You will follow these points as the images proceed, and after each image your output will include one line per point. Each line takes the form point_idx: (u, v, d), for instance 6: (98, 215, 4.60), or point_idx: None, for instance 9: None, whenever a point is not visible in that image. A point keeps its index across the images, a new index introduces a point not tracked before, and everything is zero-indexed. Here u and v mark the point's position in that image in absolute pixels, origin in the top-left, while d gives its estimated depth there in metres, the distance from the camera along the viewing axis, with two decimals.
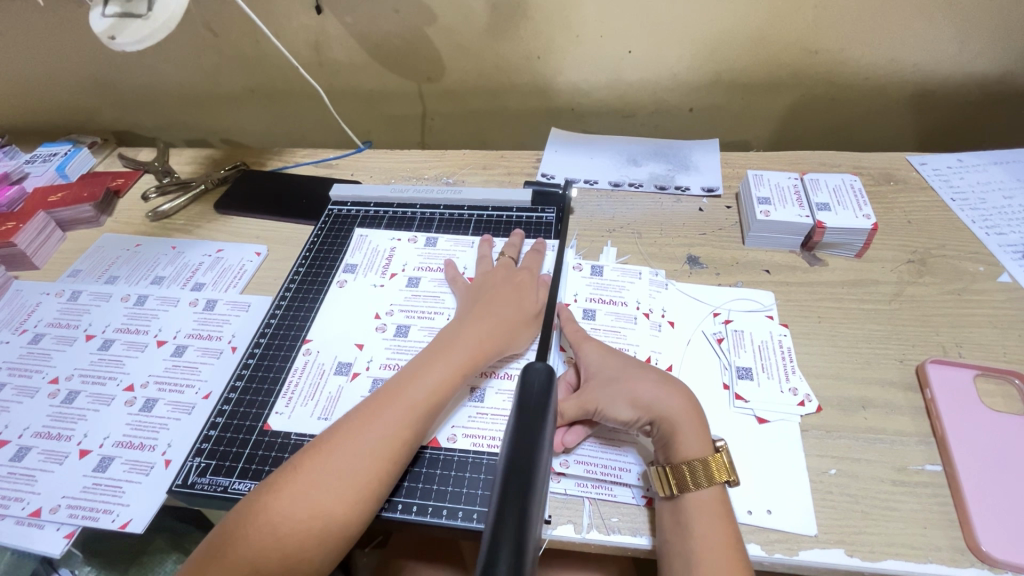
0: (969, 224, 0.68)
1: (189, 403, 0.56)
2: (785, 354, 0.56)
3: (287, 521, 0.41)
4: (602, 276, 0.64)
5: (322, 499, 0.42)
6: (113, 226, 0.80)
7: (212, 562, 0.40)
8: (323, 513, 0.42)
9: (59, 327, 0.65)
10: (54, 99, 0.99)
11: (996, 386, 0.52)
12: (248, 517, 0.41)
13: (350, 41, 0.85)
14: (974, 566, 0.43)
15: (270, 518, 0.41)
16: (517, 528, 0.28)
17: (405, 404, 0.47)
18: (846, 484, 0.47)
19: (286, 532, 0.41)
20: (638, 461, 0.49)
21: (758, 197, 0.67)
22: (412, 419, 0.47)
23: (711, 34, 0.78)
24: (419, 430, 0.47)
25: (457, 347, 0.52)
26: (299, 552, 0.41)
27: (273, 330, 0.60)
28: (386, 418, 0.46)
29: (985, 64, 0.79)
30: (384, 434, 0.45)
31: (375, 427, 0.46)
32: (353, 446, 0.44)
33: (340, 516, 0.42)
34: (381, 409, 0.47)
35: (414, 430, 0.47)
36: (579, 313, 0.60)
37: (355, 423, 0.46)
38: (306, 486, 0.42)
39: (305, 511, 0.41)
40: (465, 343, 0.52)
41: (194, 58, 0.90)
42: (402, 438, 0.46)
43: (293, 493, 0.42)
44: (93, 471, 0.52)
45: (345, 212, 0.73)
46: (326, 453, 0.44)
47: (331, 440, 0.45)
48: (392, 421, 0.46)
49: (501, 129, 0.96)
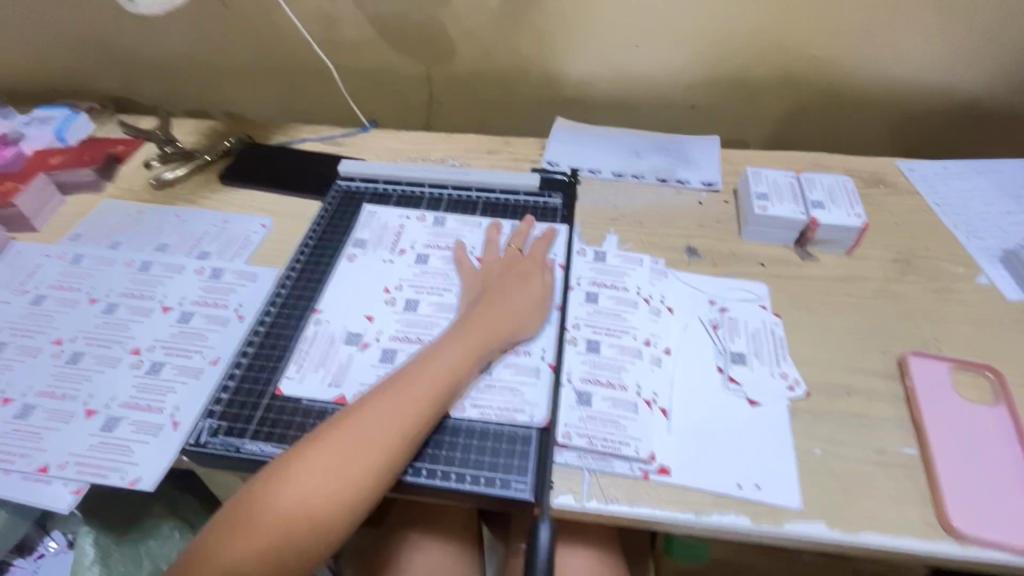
0: (951, 228, 0.72)
1: (197, 367, 0.57)
2: (777, 342, 0.59)
3: (318, 493, 0.43)
4: (604, 262, 0.66)
5: (350, 473, 0.44)
6: (114, 192, 0.79)
7: (240, 527, 0.41)
8: (352, 484, 0.44)
9: (61, 289, 0.65)
10: (51, 59, 0.97)
11: (970, 378, 0.56)
12: (275, 485, 0.43)
13: (360, 19, 0.85)
14: (944, 540, 0.46)
15: (301, 490, 0.43)
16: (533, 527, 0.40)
17: (427, 381, 0.49)
18: (829, 463, 0.50)
19: (317, 503, 0.43)
20: (638, 436, 0.51)
21: (757, 192, 0.70)
22: (437, 398, 0.49)
23: (714, 33, 0.81)
24: (438, 407, 0.49)
25: (474, 330, 0.53)
26: (328, 522, 0.43)
27: (283, 300, 0.61)
28: (410, 394, 0.48)
29: (974, 77, 0.83)
30: (414, 412, 0.47)
31: (405, 406, 0.47)
32: (377, 422, 0.46)
33: (365, 486, 0.44)
34: (409, 387, 0.49)
35: (436, 408, 0.49)
36: (582, 295, 0.62)
37: (378, 400, 0.47)
38: (335, 461, 0.44)
39: (336, 485, 0.43)
40: (481, 327, 0.54)
41: (200, 26, 0.90)
42: (423, 416, 0.48)
43: (322, 464, 0.44)
44: (99, 430, 0.52)
45: (353, 189, 0.74)
46: (351, 427, 0.46)
47: (356, 413, 0.47)
48: (415, 397, 0.48)
49: (506, 118, 0.97)
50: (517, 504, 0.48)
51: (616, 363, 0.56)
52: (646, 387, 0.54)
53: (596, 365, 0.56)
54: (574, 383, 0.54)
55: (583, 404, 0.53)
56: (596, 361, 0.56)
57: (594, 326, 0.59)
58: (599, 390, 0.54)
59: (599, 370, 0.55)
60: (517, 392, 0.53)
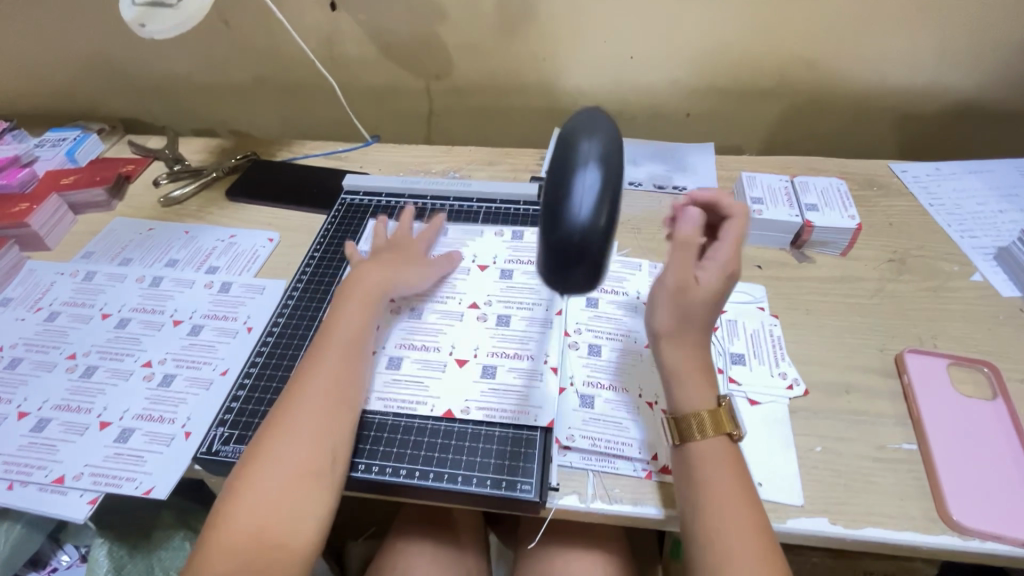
0: (945, 227, 0.73)
1: (207, 378, 0.58)
2: (776, 343, 0.60)
3: (252, 488, 0.44)
4: None
5: (273, 458, 0.45)
6: (124, 210, 0.81)
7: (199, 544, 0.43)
8: (279, 467, 0.45)
9: (74, 306, 0.67)
10: (62, 83, 1.00)
11: (967, 374, 0.57)
12: (221, 497, 0.45)
13: (362, 38, 0.88)
14: (946, 534, 0.46)
15: (239, 491, 0.44)
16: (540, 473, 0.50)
17: (327, 362, 0.52)
18: (830, 460, 0.51)
19: (254, 496, 0.44)
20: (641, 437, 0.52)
21: (752, 197, 0.71)
22: (343, 364, 0.52)
23: (707, 43, 0.83)
24: (342, 377, 0.51)
25: (355, 306, 0.56)
26: (274, 509, 0.43)
27: (291, 311, 0.63)
28: (314, 377, 0.51)
29: (962, 80, 0.85)
30: (320, 380, 0.50)
31: (315, 378, 0.50)
32: (289, 408, 0.48)
33: (293, 465, 0.45)
34: (309, 363, 0.52)
35: (337, 376, 0.51)
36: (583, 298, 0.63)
37: (288, 392, 0.50)
38: (257, 453, 0.46)
39: (262, 469, 0.45)
40: (354, 302, 0.56)
41: (207, 49, 0.93)
42: (328, 389, 0.50)
43: (247, 461, 0.46)
44: (113, 441, 0.54)
45: (358, 202, 0.76)
46: (269, 422, 0.48)
47: (274, 411, 0.49)
48: (315, 375, 0.51)
49: (505, 130, 0.99)
50: (522, 504, 0.49)
51: (616, 367, 0.57)
52: (647, 390, 0.55)
53: (599, 368, 0.57)
54: (578, 387, 0.55)
55: (587, 406, 0.54)
56: (599, 364, 0.57)
57: (594, 327, 0.60)
58: (602, 394, 0.55)
59: (600, 374, 0.57)
60: (522, 395, 0.54)
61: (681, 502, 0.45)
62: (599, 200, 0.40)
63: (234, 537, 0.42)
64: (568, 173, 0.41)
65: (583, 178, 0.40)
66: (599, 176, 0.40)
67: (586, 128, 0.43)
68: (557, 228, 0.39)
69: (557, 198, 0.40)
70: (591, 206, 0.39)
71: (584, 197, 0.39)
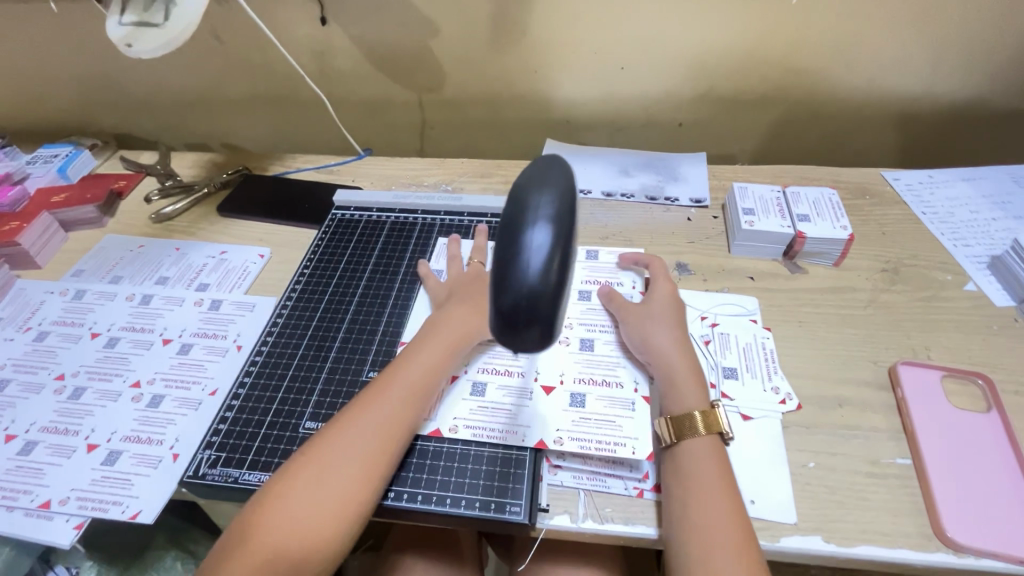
0: (938, 236, 0.73)
1: (196, 399, 0.58)
2: (768, 356, 0.60)
3: (307, 506, 0.43)
4: (596, 262, 0.69)
5: (333, 481, 0.45)
6: (116, 227, 0.81)
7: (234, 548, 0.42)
8: (338, 494, 0.44)
9: (63, 325, 0.67)
10: (55, 99, 1.00)
11: (961, 386, 0.57)
12: (266, 504, 0.44)
13: (353, 52, 0.88)
14: (941, 551, 0.46)
15: (290, 505, 0.43)
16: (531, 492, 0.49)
17: (404, 387, 0.51)
18: (823, 476, 0.50)
19: (305, 516, 0.43)
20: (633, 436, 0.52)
21: (743, 208, 0.71)
22: (418, 401, 0.51)
23: (698, 53, 0.83)
24: (417, 411, 0.50)
25: (442, 331, 0.56)
26: (320, 534, 0.43)
27: (280, 329, 0.62)
28: (389, 403, 0.50)
29: (953, 87, 0.85)
30: (391, 413, 0.49)
31: (389, 407, 0.49)
32: (358, 430, 0.48)
33: (353, 496, 0.44)
34: (382, 390, 0.50)
35: (415, 409, 0.50)
36: (576, 294, 0.65)
37: (357, 408, 0.49)
38: (318, 470, 0.45)
39: (318, 489, 0.44)
40: (448, 327, 0.56)
41: (198, 64, 0.93)
42: (401, 419, 0.49)
43: (305, 476, 0.45)
44: (101, 464, 0.53)
45: (348, 217, 0.76)
46: (333, 437, 0.47)
47: (338, 424, 0.48)
48: (393, 401, 0.50)
49: (498, 141, 0.99)
50: (511, 526, 0.48)
51: (610, 361, 0.58)
52: (641, 383, 0.56)
53: (588, 365, 0.57)
54: (567, 385, 0.56)
55: (577, 405, 0.54)
56: (587, 363, 0.58)
57: (585, 325, 0.61)
58: (592, 389, 0.55)
59: (591, 369, 0.57)
60: (513, 412, 0.54)
61: (671, 492, 0.47)
62: (552, 251, 0.32)
63: (274, 554, 0.41)
64: (519, 219, 0.33)
65: (536, 227, 0.33)
66: (552, 231, 0.32)
67: (542, 177, 0.35)
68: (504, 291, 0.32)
69: (505, 249, 0.33)
70: (543, 260, 0.32)
71: (537, 249, 0.32)
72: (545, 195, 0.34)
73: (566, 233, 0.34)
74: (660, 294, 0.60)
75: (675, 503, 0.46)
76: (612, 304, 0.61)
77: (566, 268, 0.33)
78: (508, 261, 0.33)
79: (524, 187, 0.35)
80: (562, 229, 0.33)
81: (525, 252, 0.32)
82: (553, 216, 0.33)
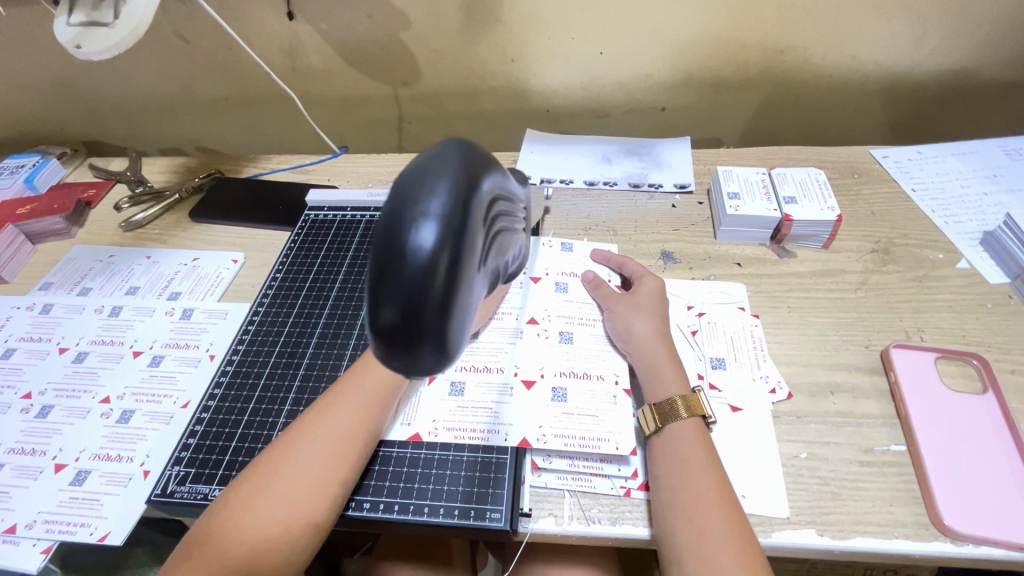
0: (929, 213, 0.71)
1: (167, 412, 0.56)
2: (756, 344, 0.58)
3: (254, 514, 0.42)
4: (572, 251, 0.67)
5: (282, 489, 0.43)
6: (86, 237, 0.78)
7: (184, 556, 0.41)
8: (285, 502, 0.43)
9: (31, 341, 0.64)
10: (22, 107, 0.97)
11: (955, 367, 0.55)
12: (217, 512, 0.43)
13: (324, 47, 0.85)
14: (938, 540, 0.44)
15: (238, 514, 0.42)
16: (512, 497, 0.47)
17: (359, 390, 0.49)
18: (816, 467, 0.49)
19: (253, 523, 0.42)
20: (615, 432, 0.50)
21: (728, 192, 0.69)
22: (374, 403, 0.49)
23: (678, 34, 0.80)
24: (373, 415, 0.49)
25: None
26: (267, 542, 0.41)
27: (251, 337, 0.60)
28: (345, 407, 0.48)
29: (942, 61, 0.82)
30: (344, 418, 0.48)
31: (343, 410, 0.48)
32: (310, 435, 0.46)
33: (302, 502, 0.43)
34: (336, 394, 0.49)
35: (371, 412, 0.48)
36: (552, 285, 0.63)
37: (312, 414, 0.48)
38: (267, 477, 0.44)
39: (266, 497, 0.43)
40: None
41: (165, 66, 0.90)
42: (356, 423, 0.48)
43: (254, 485, 0.44)
44: (69, 485, 0.51)
45: (322, 218, 0.74)
46: (287, 443, 0.46)
47: (293, 430, 0.47)
48: (347, 405, 0.48)
49: (477, 132, 0.97)
50: (492, 534, 0.47)
51: (593, 353, 0.56)
52: (623, 374, 0.54)
53: (569, 358, 0.56)
54: (547, 379, 0.54)
55: (558, 399, 0.52)
56: (566, 355, 0.56)
57: (567, 318, 0.59)
58: (574, 383, 0.53)
59: (574, 362, 0.55)
60: (492, 413, 0.52)
61: (661, 480, 0.46)
62: (435, 253, 0.26)
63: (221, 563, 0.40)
64: (401, 214, 0.27)
65: (421, 225, 0.26)
66: (437, 232, 0.26)
67: (436, 160, 0.29)
68: (385, 307, 0.27)
69: (383, 249, 0.27)
70: (424, 265, 0.26)
71: (418, 251, 0.26)
72: (436, 181, 0.28)
73: (462, 228, 0.27)
74: (646, 289, 0.59)
75: (664, 491, 0.45)
76: (597, 291, 0.61)
77: (456, 272, 0.27)
78: (386, 264, 0.27)
79: (413, 171, 0.29)
80: (457, 225, 0.27)
81: (408, 256, 0.27)
82: (442, 207, 0.27)
